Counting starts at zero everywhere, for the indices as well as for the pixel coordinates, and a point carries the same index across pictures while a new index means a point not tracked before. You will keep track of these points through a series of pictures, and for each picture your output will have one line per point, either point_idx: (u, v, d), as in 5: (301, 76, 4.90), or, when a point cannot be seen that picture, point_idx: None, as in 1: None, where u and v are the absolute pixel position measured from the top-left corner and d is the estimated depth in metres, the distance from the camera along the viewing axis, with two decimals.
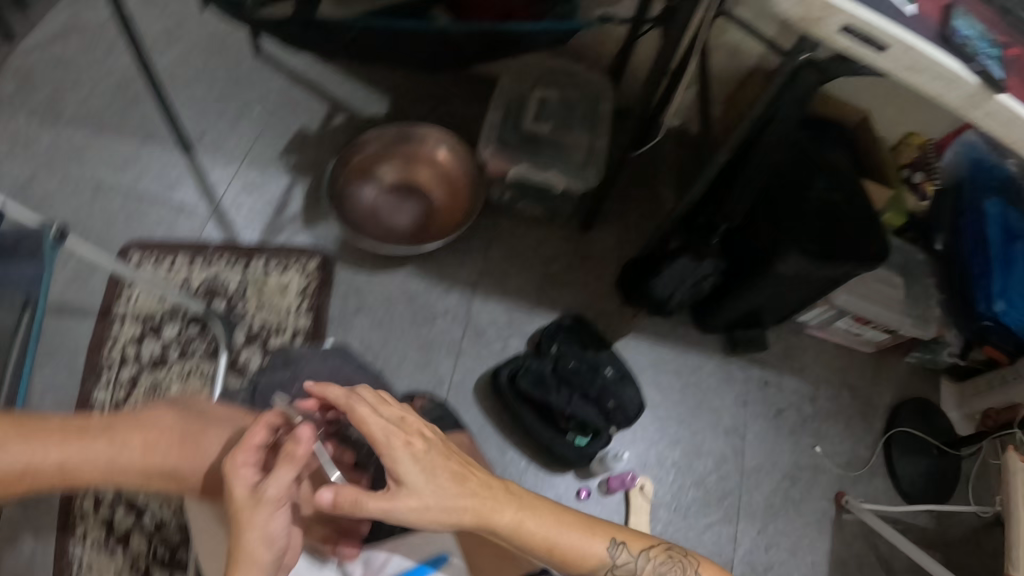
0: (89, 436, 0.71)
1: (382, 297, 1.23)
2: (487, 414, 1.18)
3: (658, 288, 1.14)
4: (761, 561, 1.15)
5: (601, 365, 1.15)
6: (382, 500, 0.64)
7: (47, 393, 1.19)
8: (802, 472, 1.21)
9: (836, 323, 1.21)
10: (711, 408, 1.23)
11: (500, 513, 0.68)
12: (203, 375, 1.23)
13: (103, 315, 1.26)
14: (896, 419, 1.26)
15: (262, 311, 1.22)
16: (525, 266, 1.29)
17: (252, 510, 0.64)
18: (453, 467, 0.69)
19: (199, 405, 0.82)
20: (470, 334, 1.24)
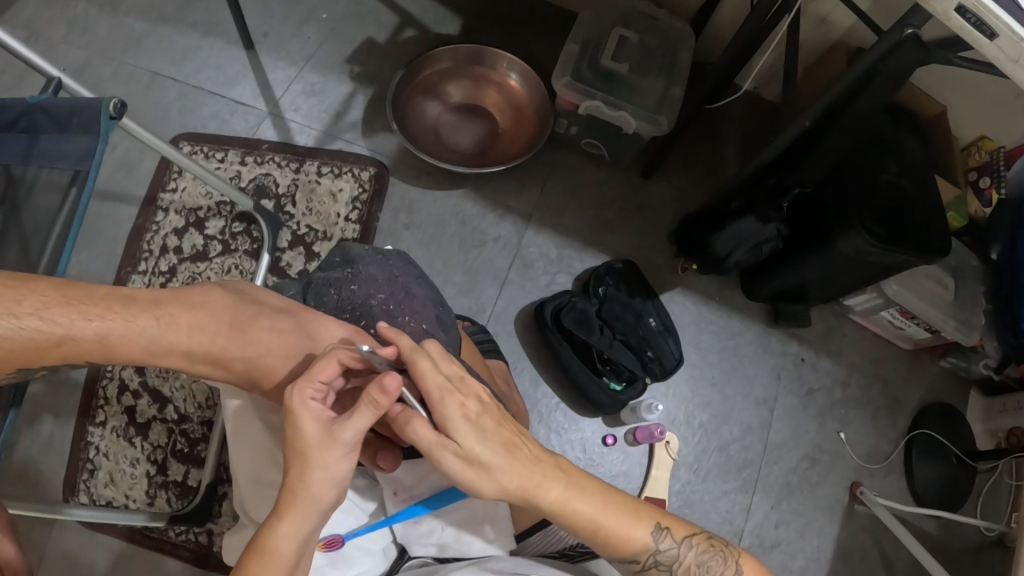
0: (134, 318, 0.71)
1: (435, 218, 1.33)
2: (528, 345, 1.28)
3: (718, 246, 1.20)
4: (768, 536, 1.20)
5: (646, 315, 1.25)
6: (430, 441, 0.63)
7: (80, 273, 1.23)
8: (823, 454, 1.26)
9: (882, 312, 1.25)
10: (745, 375, 1.29)
11: (546, 487, 0.64)
12: (243, 273, 1.25)
13: (148, 203, 1.28)
14: (922, 420, 1.26)
15: (309, 216, 1.32)
16: (581, 205, 1.38)
17: (327, 456, 0.59)
18: (504, 435, 0.65)
19: (248, 290, 0.81)
20: (519, 264, 1.33)
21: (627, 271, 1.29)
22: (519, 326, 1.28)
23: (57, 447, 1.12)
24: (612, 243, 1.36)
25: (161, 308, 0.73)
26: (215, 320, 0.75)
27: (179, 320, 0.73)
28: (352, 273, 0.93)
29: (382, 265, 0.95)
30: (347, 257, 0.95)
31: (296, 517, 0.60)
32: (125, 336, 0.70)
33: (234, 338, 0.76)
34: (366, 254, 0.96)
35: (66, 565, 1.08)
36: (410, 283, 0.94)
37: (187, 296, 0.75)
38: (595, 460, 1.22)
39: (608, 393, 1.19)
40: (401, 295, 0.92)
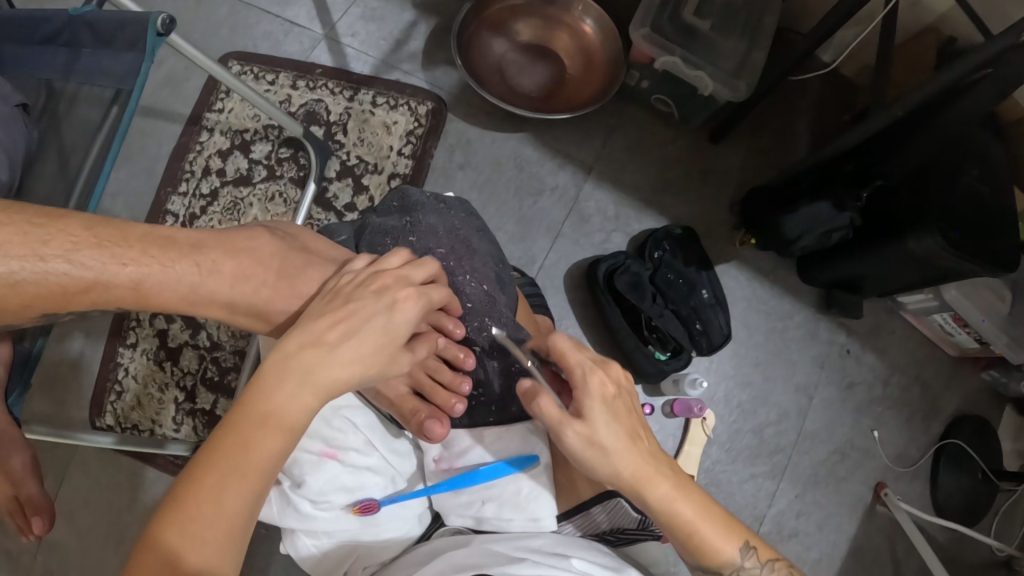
0: (173, 263, 0.66)
1: (491, 159, 1.36)
2: (575, 301, 1.31)
3: (788, 227, 1.16)
4: (788, 525, 1.20)
5: (698, 287, 1.27)
6: (559, 411, 0.65)
7: (119, 189, 1.21)
8: (854, 450, 1.25)
9: (934, 315, 1.23)
10: (789, 359, 1.29)
11: (654, 484, 0.63)
12: (287, 201, 1.21)
13: (193, 122, 1.24)
14: (954, 429, 1.24)
15: (359, 148, 1.34)
16: (644, 162, 1.38)
17: (362, 308, 0.64)
18: (631, 427, 0.66)
19: (299, 237, 0.77)
20: (574, 217, 1.35)
21: (686, 239, 1.30)
22: (568, 281, 1.32)
23: (85, 366, 1.13)
24: (673, 206, 1.36)
25: (202, 253, 0.68)
26: (260, 269, 0.71)
27: (223, 269, 0.69)
28: (411, 223, 0.87)
29: (443, 216, 0.89)
30: (408, 204, 0.90)
31: (310, 348, 0.59)
32: (163, 288, 0.65)
33: (282, 288, 0.72)
34: (426, 202, 0.90)
35: (94, 480, 1.10)
36: (472, 236, 0.88)
37: (230, 241, 0.70)
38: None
39: (653, 362, 1.20)
40: (462, 250, 0.86)
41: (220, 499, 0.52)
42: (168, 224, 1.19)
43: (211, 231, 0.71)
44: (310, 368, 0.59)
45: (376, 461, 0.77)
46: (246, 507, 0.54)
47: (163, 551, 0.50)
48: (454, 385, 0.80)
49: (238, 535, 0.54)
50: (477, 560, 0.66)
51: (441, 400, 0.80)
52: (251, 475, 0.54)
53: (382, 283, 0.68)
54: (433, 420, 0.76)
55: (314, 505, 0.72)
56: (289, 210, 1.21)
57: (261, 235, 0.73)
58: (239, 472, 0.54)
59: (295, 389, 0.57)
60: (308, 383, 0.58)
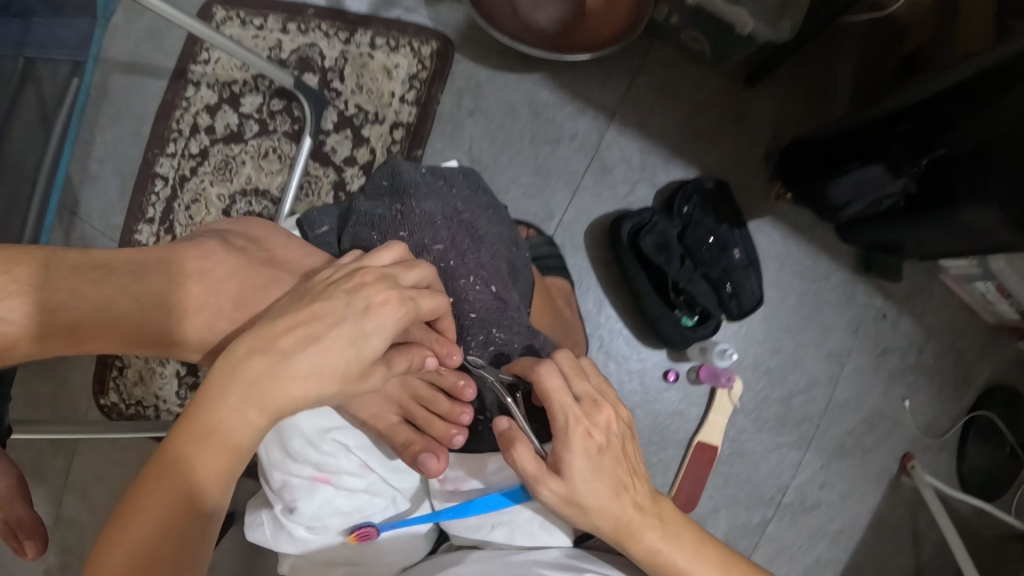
0: (108, 303, 0.61)
1: (503, 106, 1.25)
2: (595, 262, 1.25)
3: (834, 193, 1.06)
4: (811, 495, 1.20)
5: (730, 245, 1.17)
6: (535, 464, 0.62)
7: (107, 154, 1.14)
8: (883, 420, 1.22)
9: (975, 283, 1.14)
10: (822, 325, 1.23)
11: (638, 538, 0.63)
12: (282, 158, 1.12)
13: (179, 76, 1.14)
14: (985, 402, 1.20)
15: (358, 96, 1.26)
16: (673, 106, 1.26)
17: (330, 309, 0.55)
18: (619, 476, 0.63)
19: (265, 247, 0.70)
20: (596, 166, 1.26)
21: (716, 193, 1.20)
22: (589, 240, 1.25)
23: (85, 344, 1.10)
24: (704, 156, 1.25)
25: (143, 285, 0.63)
26: (216, 296, 0.66)
27: (168, 301, 0.64)
28: (403, 210, 0.82)
29: (441, 200, 0.84)
30: (399, 187, 0.84)
31: (260, 354, 0.52)
32: (100, 326, 0.62)
33: (242, 317, 0.67)
34: (419, 183, 0.84)
35: (105, 457, 1.09)
36: (475, 220, 0.84)
37: (177, 267, 0.65)
38: (653, 395, 1.22)
39: (678, 329, 1.16)
40: (462, 241, 0.82)
41: (142, 523, 0.49)
42: (158, 188, 1.12)
43: (166, 250, 0.66)
44: (256, 380, 0.51)
45: (373, 483, 0.74)
46: (174, 533, 0.50)
47: (169, 470, 0.50)
48: (452, 415, 0.74)
49: (164, 563, 0.49)
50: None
51: (438, 432, 0.75)
52: (179, 497, 0.50)
53: (361, 280, 0.58)
54: (428, 454, 0.71)
55: (309, 530, 0.72)
56: (284, 167, 1.12)
57: (218, 256, 0.68)
58: (167, 494, 0.49)
59: (236, 405, 0.51)
60: (250, 399, 0.51)
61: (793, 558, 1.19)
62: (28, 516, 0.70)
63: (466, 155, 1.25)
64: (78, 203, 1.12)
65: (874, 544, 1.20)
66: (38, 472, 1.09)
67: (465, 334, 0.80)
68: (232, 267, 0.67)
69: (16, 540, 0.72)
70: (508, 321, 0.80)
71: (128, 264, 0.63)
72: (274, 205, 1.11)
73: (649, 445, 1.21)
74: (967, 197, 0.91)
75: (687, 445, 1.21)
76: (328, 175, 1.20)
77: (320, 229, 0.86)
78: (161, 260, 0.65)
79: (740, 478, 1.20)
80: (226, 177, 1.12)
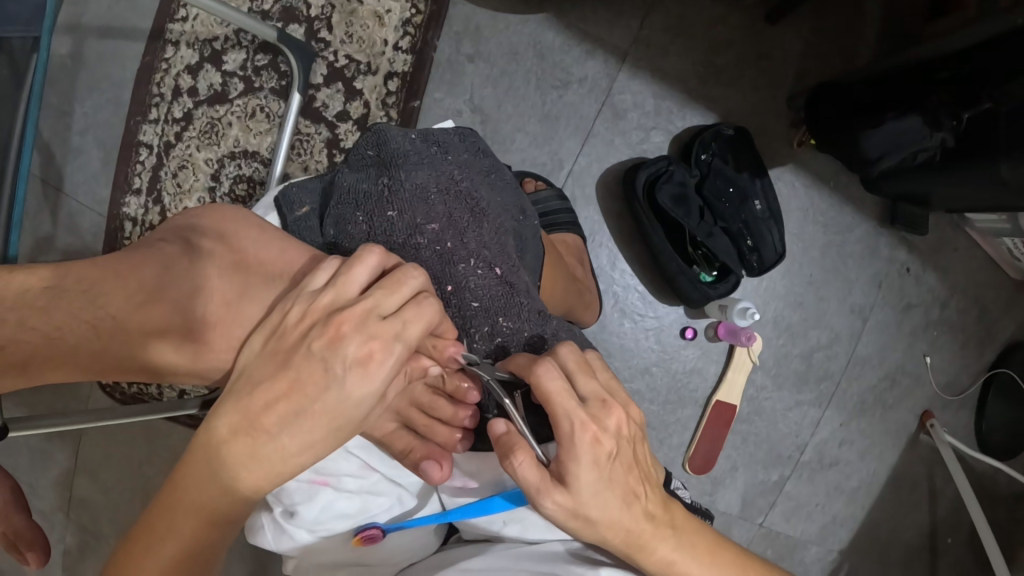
0: (61, 332, 0.55)
1: (507, 50, 1.05)
2: (606, 213, 1.09)
3: (866, 146, 0.93)
4: (829, 453, 1.12)
5: (751, 195, 1.04)
6: (536, 481, 0.50)
7: (88, 125, 1.07)
8: (904, 376, 1.13)
9: (1003, 238, 1.05)
10: (845, 279, 1.12)
11: (651, 552, 0.54)
12: (270, 117, 1.06)
13: (156, 37, 1.07)
14: (1007, 359, 1.13)
15: (349, 44, 1.05)
16: (690, 41, 1.07)
17: (314, 376, 0.48)
18: (631, 484, 0.53)
19: (242, 247, 0.62)
20: (608, 113, 1.08)
21: (740, 140, 1.05)
22: (601, 191, 1.08)
23: None
24: (723, 98, 1.08)
25: (96, 309, 0.56)
26: (186, 313, 0.60)
27: (125, 326, 0.57)
28: (390, 185, 0.68)
29: (435, 169, 0.70)
30: (386, 157, 0.70)
31: (243, 437, 0.47)
32: (57, 357, 0.56)
33: (215, 336, 0.61)
34: (410, 152, 0.70)
35: (112, 438, 1.09)
36: (476, 190, 0.71)
37: (135, 284, 0.57)
38: (670, 354, 1.10)
39: (697, 287, 1.02)
40: (461, 217, 0.68)
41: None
42: (143, 157, 1.06)
43: (125, 262, 0.59)
44: (243, 463, 0.48)
45: (377, 483, 0.70)
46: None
47: (193, 505, 0.49)
48: (455, 420, 0.71)
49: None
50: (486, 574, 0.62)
51: (441, 438, 0.71)
52: (180, 561, 0.50)
53: (336, 334, 0.48)
54: (430, 460, 0.68)
55: (312, 532, 0.68)
56: (273, 127, 1.06)
57: (185, 267, 0.60)
58: (169, 560, 0.50)
59: (227, 483, 0.48)
60: (241, 479, 0.48)
61: (809, 515, 1.12)
62: (26, 527, 0.72)
63: (468, 108, 1.05)
64: (62, 178, 1.07)
65: (892, 500, 1.13)
66: (48, 453, 1.10)
67: (467, 329, 0.66)
68: (205, 277, 0.61)
69: (17, 551, 0.74)
70: (516, 308, 0.66)
71: (82, 284, 0.56)
72: (265, 167, 1.05)
73: (665, 406, 1.09)
74: (1004, 155, 0.82)
75: (704, 404, 1.09)
76: (319, 133, 1.04)
77: (298, 212, 0.72)
78: (115, 278, 0.57)
79: (760, 436, 1.11)
80: (213, 141, 1.06)
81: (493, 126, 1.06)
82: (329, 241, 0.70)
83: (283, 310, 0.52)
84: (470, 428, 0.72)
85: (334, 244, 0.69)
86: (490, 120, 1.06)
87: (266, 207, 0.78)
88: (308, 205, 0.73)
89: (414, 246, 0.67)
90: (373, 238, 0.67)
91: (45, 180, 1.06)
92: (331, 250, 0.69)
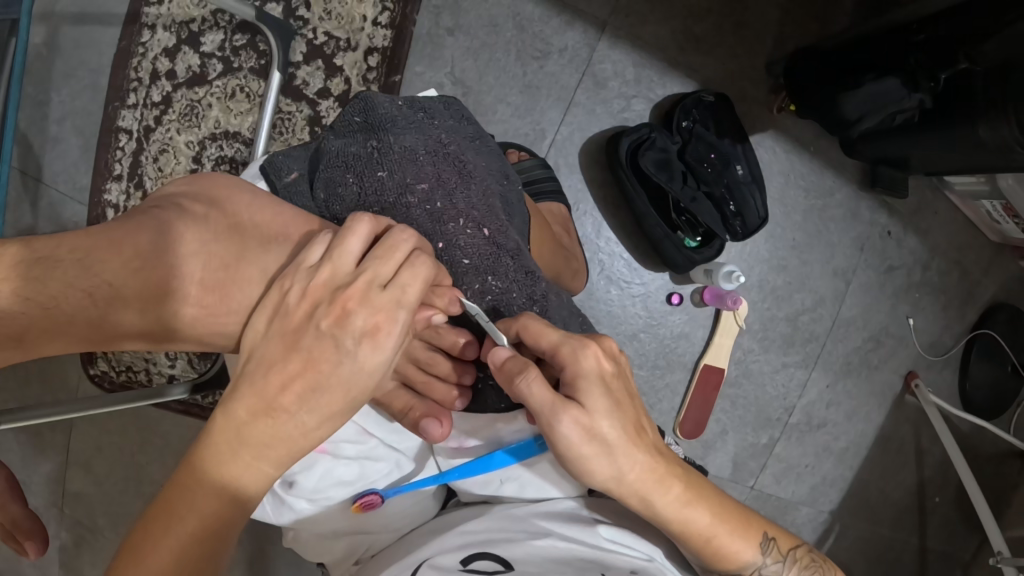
0: (56, 301, 0.55)
1: (486, 22, 1.05)
2: (590, 183, 1.09)
3: (845, 108, 0.93)
4: (817, 415, 1.13)
5: (733, 161, 1.06)
6: (550, 393, 0.53)
7: (65, 113, 1.05)
8: (889, 337, 1.14)
9: (982, 201, 1.06)
10: (828, 243, 1.13)
11: (666, 487, 0.56)
12: (251, 96, 1.04)
13: (131, 20, 1.04)
14: (989, 320, 1.14)
15: (327, 22, 1.03)
16: (668, 10, 1.08)
17: (325, 353, 0.48)
18: (635, 411, 0.57)
19: (235, 209, 0.63)
20: (589, 83, 1.08)
21: (720, 106, 1.06)
22: (585, 159, 1.09)
23: None
24: (703, 66, 1.09)
25: (92, 277, 0.56)
26: (181, 277, 0.60)
27: (122, 292, 0.57)
28: (380, 147, 0.69)
29: (422, 133, 0.71)
30: (373, 122, 0.70)
31: (262, 419, 0.47)
32: (52, 328, 0.56)
33: (213, 301, 0.61)
34: (397, 117, 0.71)
35: (103, 428, 1.08)
36: (463, 153, 0.72)
37: (131, 250, 0.57)
38: (657, 319, 1.10)
39: (684, 251, 1.03)
40: (449, 178, 0.69)
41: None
42: (123, 143, 1.03)
43: (116, 228, 0.58)
44: (265, 443, 0.47)
45: (375, 449, 0.71)
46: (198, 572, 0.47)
47: (211, 488, 0.47)
48: (454, 377, 0.72)
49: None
50: (489, 534, 0.63)
51: (438, 395, 0.71)
52: (205, 546, 0.47)
53: (343, 311, 0.48)
54: (430, 418, 0.68)
55: (311, 501, 0.69)
56: (254, 106, 1.03)
57: (179, 230, 0.60)
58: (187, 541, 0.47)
59: (249, 465, 0.48)
60: (264, 459, 0.47)
61: (799, 477, 1.13)
62: (23, 515, 0.71)
63: (448, 81, 1.05)
64: (41, 169, 1.05)
65: (880, 460, 1.15)
66: (39, 446, 1.08)
67: (458, 286, 0.67)
68: (199, 244, 0.60)
69: (17, 541, 0.73)
70: (504, 267, 0.67)
71: (76, 253, 0.56)
72: (247, 146, 1.03)
73: (654, 370, 1.10)
74: (983, 115, 0.83)
75: (693, 368, 1.10)
76: (301, 111, 1.03)
77: (286, 179, 0.73)
78: (108, 246, 0.56)
79: (749, 399, 1.12)
80: (194, 124, 1.03)
81: (472, 97, 1.06)
82: (321, 206, 0.70)
83: (281, 288, 0.52)
84: (468, 386, 0.73)
85: (325, 208, 0.70)
86: (468, 94, 1.06)
87: (251, 176, 0.78)
88: (296, 171, 0.73)
89: (405, 205, 0.67)
90: (363, 199, 0.68)
91: (24, 171, 1.04)
92: (323, 214, 0.70)
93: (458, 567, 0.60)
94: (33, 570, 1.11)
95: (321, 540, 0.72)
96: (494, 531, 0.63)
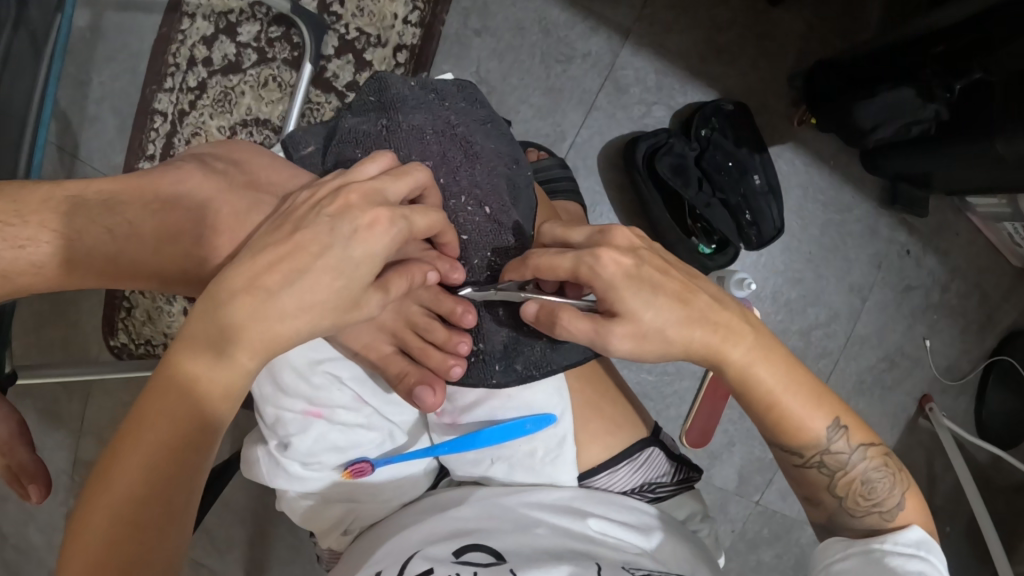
0: (80, 236, 0.59)
1: (512, 24, 1.08)
2: (607, 185, 1.11)
3: (860, 117, 0.93)
4: None
5: (749, 170, 1.06)
6: (589, 320, 0.57)
7: (103, 93, 1.09)
8: (904, 359, 1.13)
9: (1004, 224, 1.05)
10: (845, 258, 1.12)
11: (730, 345, 0.58)
12: (282, 86, 1.08)
13: (171, 7, 1.09)
14: (1007, 346, 1.12)
15: (360, 18, 1.07)
16: (691, 21, 1.10)
17: (315, 237, 0.52)
18: (676, 287, 0.57)
19: (255, 170, 0.66)
20: (610, 88, 1.10)
21: (738, 116, 1.07)
22: (602, 162, 1.11)
23: None
24: (724, 77, 1.11)
25: (118, 217, 0.61)
26: (197, 227, 0.63)
27: (141, 231, 0.61)
28: (389, 126, 0.72)
29: (432, 113, 0.74)
30: (386, 101, 0.74)
31: (243, 296, 0.49)
32: (79, 262, 0.60)
33: (224, 242, 0.64)
34: (408, 97, 0.74)
35: (118, 400, 1.11)
36: (471, 135, 0.74)
37: (151, 194, 0.62)
38: None
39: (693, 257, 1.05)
40: (454, 156, 0.72)
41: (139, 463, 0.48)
42: (156, 125, 1.08)
43: (138, 176, 0.63)
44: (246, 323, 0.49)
45: (370, 417, 0.72)
46: (176, 463, 0.49)
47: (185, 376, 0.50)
48: (449, 344, 0.71)
49: (166, 510, 0.49)
50: (477, 524, 0.62)
51: (435, 362, 0.71)
52: (181, 444, 0.49)
53: (346, 202, 0.54)
54: (423, 386, 0.69)
55: (305, 466, 0.69)
56: (285, 96, 1.08)
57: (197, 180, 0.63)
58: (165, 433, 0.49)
59: (231, 353, 0.50)
60: (249, 351, 0.50)
61: None
62: (30, 460, 0.72)
63: (471, 79, 1.08)
64: (77, 144, 1.09)
65: None
66: (56, 414, 1.11)
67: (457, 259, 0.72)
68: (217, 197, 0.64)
69: (20, 485, 0.74)
70: (501, 245, 0.71)
71: (104, 195, 0.61)
72: (275, 134, 1.07)
73: (661, 377, 1.10)
74: (1002, 130, 0.83)
75: (702, 376, 1.10)
76: (330, 102, 1.07)
77: (304, 152, 0.76)
78: (135, 189, 0.62)
79: None
80: (226, 111, 1.08)
81: (496, 97, 1.08)
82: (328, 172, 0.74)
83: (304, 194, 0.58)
84: (465, 354, 0.71)
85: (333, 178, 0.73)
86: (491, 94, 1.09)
87: None
88: (313, 144, 0.76)
89: None
90: None
91: (61, 147, 1.08)
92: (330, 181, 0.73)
93: (452, 557, 0.57)
94: (40, 536, 1.13)
95: (316, 512, 0.71)
96: (483, 521, 0.62)
